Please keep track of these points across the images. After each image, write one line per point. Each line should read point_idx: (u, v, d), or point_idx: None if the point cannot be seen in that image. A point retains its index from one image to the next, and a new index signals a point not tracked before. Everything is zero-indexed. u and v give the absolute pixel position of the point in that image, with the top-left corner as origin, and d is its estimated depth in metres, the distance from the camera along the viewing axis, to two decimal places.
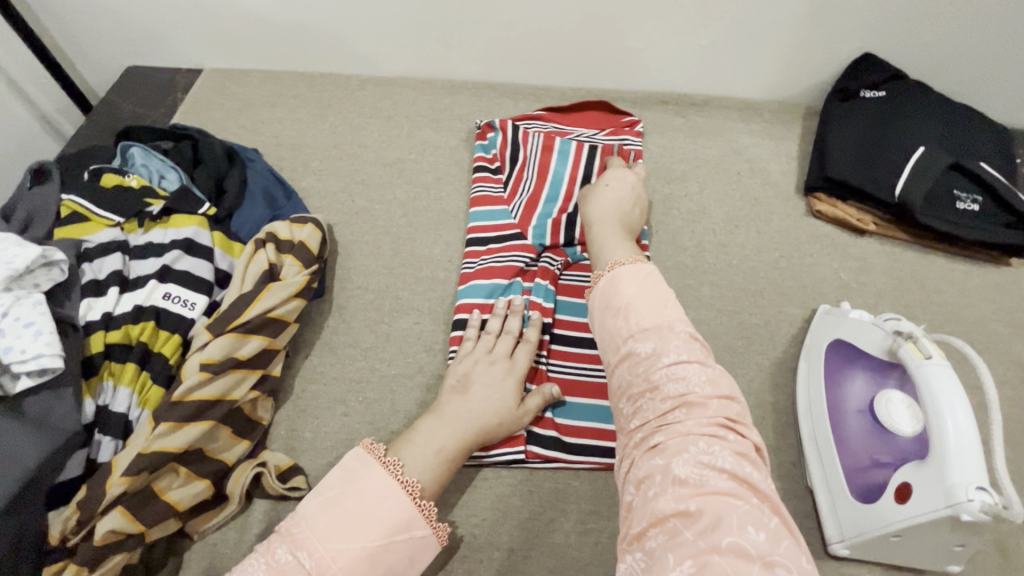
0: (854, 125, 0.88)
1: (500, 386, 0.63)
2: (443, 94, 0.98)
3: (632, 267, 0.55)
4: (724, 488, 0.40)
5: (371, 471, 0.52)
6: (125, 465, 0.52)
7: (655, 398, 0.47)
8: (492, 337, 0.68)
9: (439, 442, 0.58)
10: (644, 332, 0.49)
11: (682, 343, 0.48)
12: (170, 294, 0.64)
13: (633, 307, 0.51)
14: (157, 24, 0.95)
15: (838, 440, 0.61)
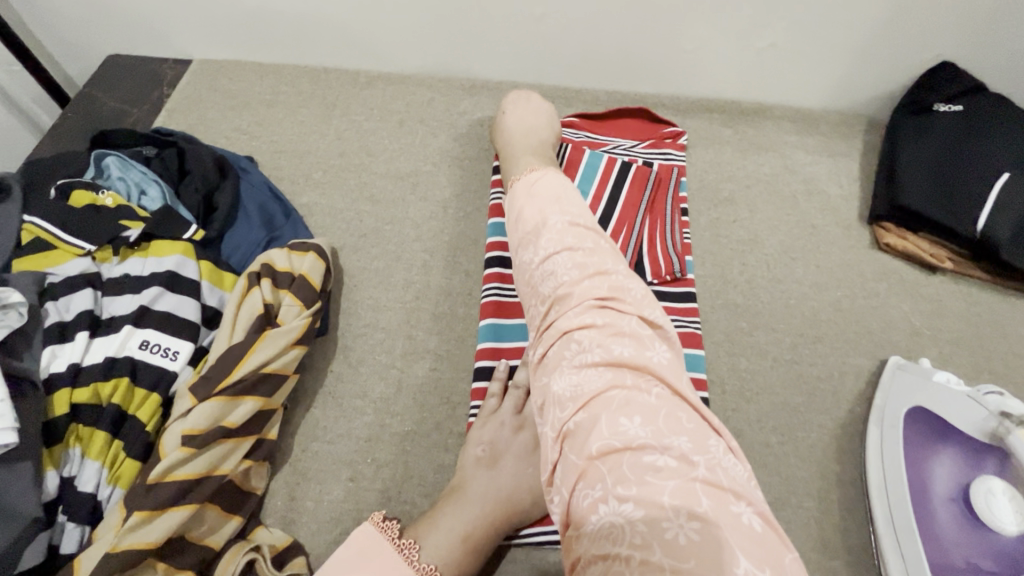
0: (927, 144, 0.77)
1: (533, 460, 0.54)
2: (462, 95, 0.87)
3: (528, 183, 0.53)
4: (599, 376, 0.38)
5: (380, 553, 0.46)
6: (90, 570, 0.43)
7: (544, 316, 0.44)
8: (522, 394, 0.59)
9: (465, 528, 0.50)
10: (530, 244, 0.47)
11: (557, 245, 0.46)
12: (148, 342, 0.55)
13: (523, 229, 0.49)
14: (139, 8, 0.84)
15: (920, 529, 0.53)
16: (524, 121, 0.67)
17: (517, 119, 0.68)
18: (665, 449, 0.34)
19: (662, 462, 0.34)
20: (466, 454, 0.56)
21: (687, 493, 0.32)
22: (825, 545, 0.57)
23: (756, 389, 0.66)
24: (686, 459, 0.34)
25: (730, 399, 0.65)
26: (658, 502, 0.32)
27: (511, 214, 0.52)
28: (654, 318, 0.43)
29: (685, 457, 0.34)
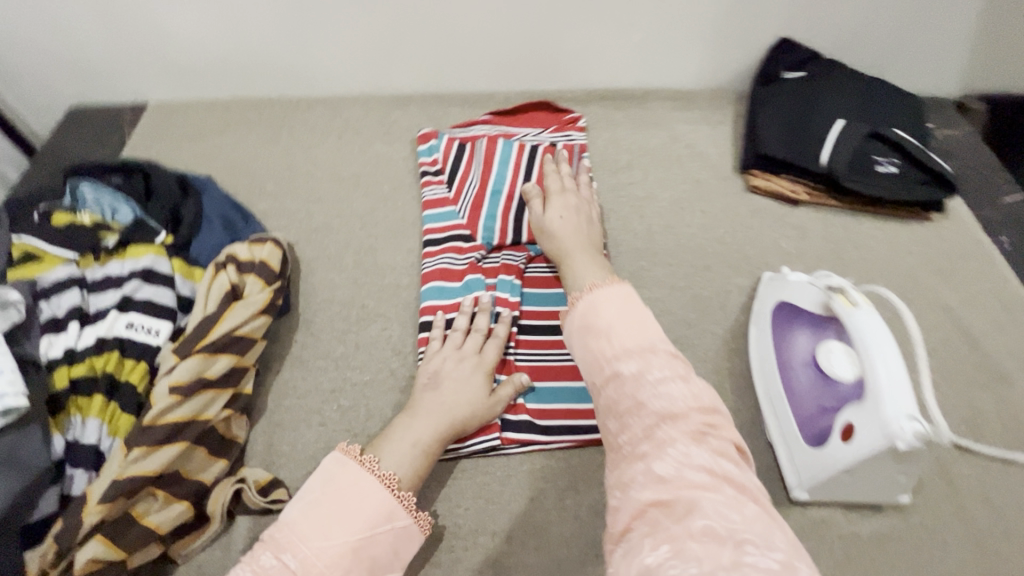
0: (778, 105, 0.94)
1: (471, 381, 0.66)
2: (392, 108, 1.00)
3: (608, 291, 0.53)
4: (700, 469, 0.39)
5: (347, 467, 0.52)
6: (101, 493, 0.52)
7: (629, 389, 0.45)
8: (459, 335, 0.71)
9: (416, 436, 0.60)
10: (631, 353, 0.47)
11: (665, 361, 0.46)
12: (132, 323, 0.65)
13: (612, 331, 0.49)
14: (102, 60, 0.96)
15: (784, 391, 0.66)
16: (574, 229, 0.74)
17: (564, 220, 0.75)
18: (767, 549, 0.35)
19: (763, 563, 0.34)
20: (416, 386, 0.67)
21: None
22: None
23: (658, 312, 0.79)
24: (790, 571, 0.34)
25: None
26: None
27: (586, 321, 0.51)
28: (741, 445, 0.44)
29: (784, 562, 0.34)
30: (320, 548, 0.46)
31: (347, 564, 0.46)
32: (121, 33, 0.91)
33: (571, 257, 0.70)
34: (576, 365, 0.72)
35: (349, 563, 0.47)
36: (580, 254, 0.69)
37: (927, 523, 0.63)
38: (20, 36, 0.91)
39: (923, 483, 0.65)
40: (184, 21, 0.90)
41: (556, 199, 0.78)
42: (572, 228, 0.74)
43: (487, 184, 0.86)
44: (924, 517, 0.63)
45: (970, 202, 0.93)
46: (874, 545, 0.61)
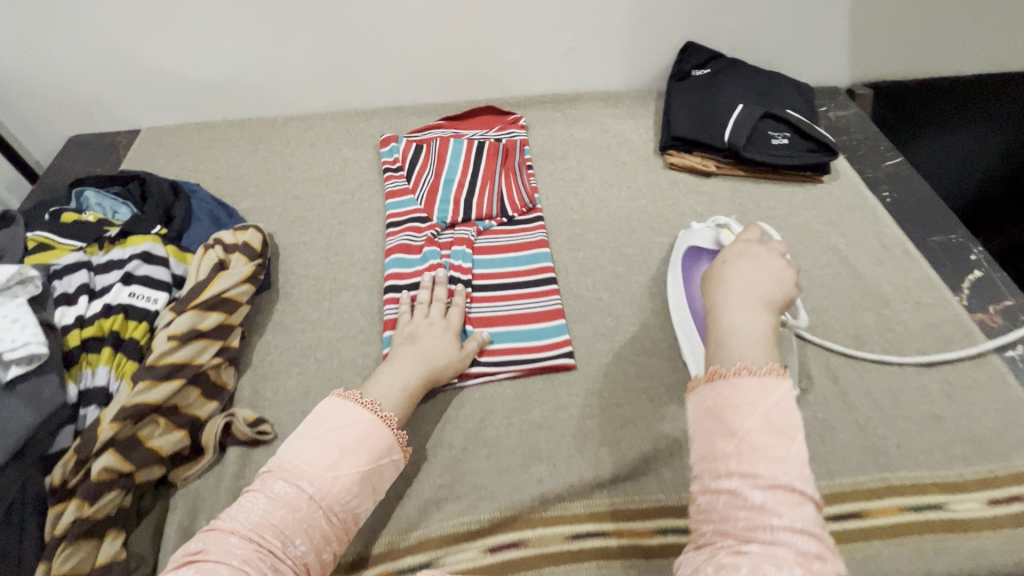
0: (687, 96, 1.10)
1: (444, 337, 0.76)
2: (357, 120, 1.15)
3: (762, 379, 0.48)
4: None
5: (348, 409, 0.60)
6: (113, 415, 0.62)
7: (744, 513, 0.43)
8: (425, 303, 0.80)
9: (404, 381, 0.68)
10: (758, 476, 0.44)
11: (802, 507, 0.44)
12: (134, 293, 0.76)
13: (745, 433, 0.46)
14: (101, 93, 1.10)
15: (694, 316, 0.78)
16: (749, 275, 0.55)
17: (744, 263, 0.57)
18: None
19: None
20: (394, 345, 0.75)
21: None
22: (646, 350, 0.81)
23: (591, 268, 0.92)
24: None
25: (573, 277, 0.90)
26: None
27: (723, 395, 0.48)
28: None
29: None
30: (333, 477, 0.55)
31: (356, 489, 0.56)
32: (116, 68, 1.06)
33: (724, 292, 0.55)
34: (520, 313, 0.84)
35: (358, 488, 0.57)
36: (745, 288, 0.54)
37: (818, 416, 0.74)
38: (29, 74, 1.05)
39: (814, 384, 0.77)
40: (173, 55, 1.04)
41: (740, 242, 0.60)
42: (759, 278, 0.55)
43: (441, 175, 1.00)
44: (816, 411, 0.75)
45: (858, 167, 1.08)
46: None
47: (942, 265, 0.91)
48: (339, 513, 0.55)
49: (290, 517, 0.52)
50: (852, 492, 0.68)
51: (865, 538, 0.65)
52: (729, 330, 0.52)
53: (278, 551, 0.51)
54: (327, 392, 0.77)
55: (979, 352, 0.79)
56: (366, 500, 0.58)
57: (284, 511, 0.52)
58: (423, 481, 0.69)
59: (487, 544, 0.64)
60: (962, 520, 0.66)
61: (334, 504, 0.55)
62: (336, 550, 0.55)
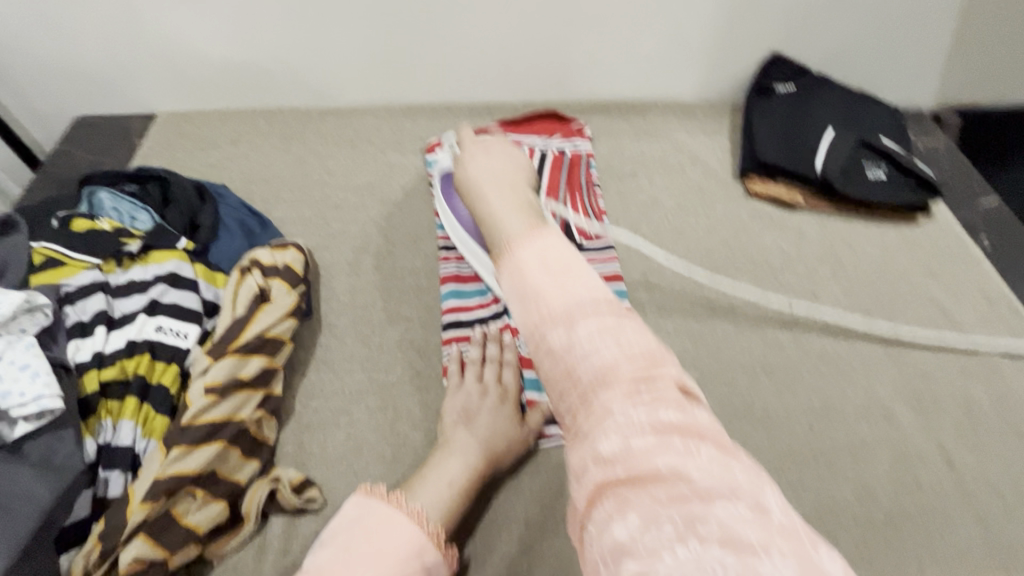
0: (771, 114, 0.99)
1: (500, 413, 0.65)
2: (402, 118, 1.03)
3: (530, 243, 0.46)
4: (671, 454, 0.34)
5: (371, 508, 0.54)
6: (144, 491, 0.53)
7: (556, 359, 0.40)
8: (476, 364, 0.70)
9: (451, 475, 0.59)
10: (558, 316, 0.41)
11: (586, 309, 0.41)
12: (161, 326, 0.65)
13: (531, 288, 0.43)
14: (111, 70, 0.96)
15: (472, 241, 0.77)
16: (485, 167, 0.60)
17: (484, 167, 0.60)
18: (737, 498, 0.31)
19: (737, 514, 0.31)
20: (446, 424, 0.65)
21: (771, 551, 0.29)
22: (735, 414, 0.73)
23: (670, 311, 0.83)
24: (760, 514, 0.31)
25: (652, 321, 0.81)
26: (750, 559, 0.28)
27: (511, 285, 0.45)
28: (686, 387, 0.39)
29: (759, 510, 0.31)
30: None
31: None
32: (134, 42, 0.93)
33: (481, 200, 0.56)
34: None
35: None
36: (495, 189, 0.57)
37: (933, 504, 0.66)
38: (29, 41, 0.92)
39: (928, 463, 0.69)
40: (200, 30, 0.92)
41: (468, 153, 0.64)
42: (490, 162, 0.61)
43: None
44: (932, 498, 0.67)
45: (951, 208, 0.99)
46: (887, 524, 0.65)
47: None
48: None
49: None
50: None
51: None
52: (496, 220, 0.53)
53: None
54: (382, 450, 0.67)
55: None
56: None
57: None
58: (496, 561, 0.60)
59: None
60: None
61: None
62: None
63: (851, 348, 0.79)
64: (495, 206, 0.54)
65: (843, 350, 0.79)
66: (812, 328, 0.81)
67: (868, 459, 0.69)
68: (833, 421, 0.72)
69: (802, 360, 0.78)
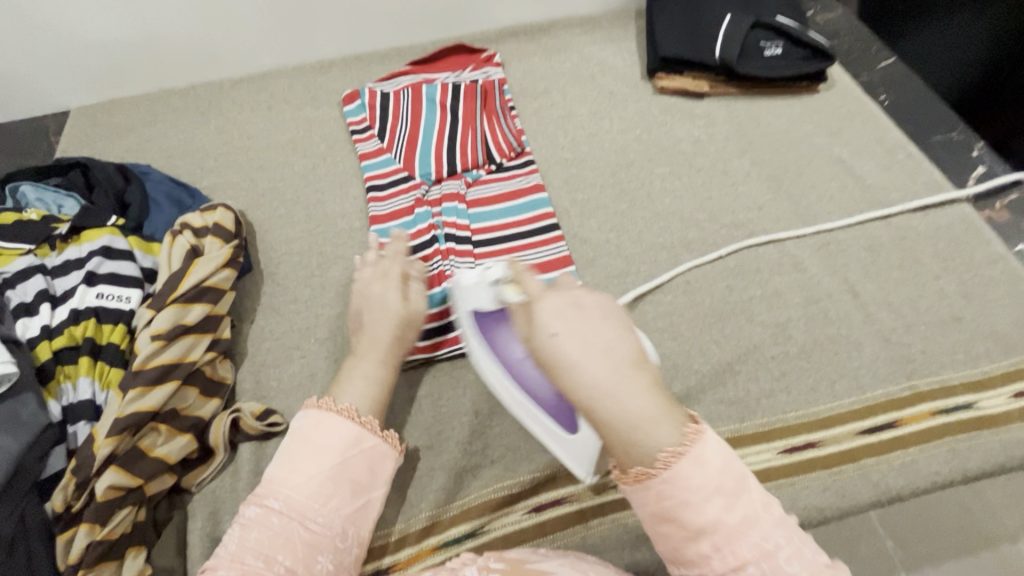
0: (671, 12, 1.01)
1: (386, 299, 0.68)
2: (315, 75, 1.04)
3: (693, 459, 0.40)
4: None
5: (314, 417, 0.57)
6: (107, 429, 0.57)
7: None
8: (370, 270, 0.72)
9: (363, 370, 0.63)
10: (745, 554, 0.39)
11: (777, 540, 0.40)
12: (102, 294, 0.68)
13: (709, 525, 0.40)
14: (10, 70, 0.94)
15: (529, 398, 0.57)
16: (589, 337, 0.42)
17: (583, 344, 0.42)
18: None
19: None
20: (351, 329, 0.69)
21: None
22: (660, 288, 0.78)
23: (594, 210, 0.87)
24: None
25: (576, 220, 0.85)
26: None
27: (663, 506, 0.41)
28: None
29: None
30: (299, 487, 0.53)
31: (328, 490, 0.54)
32: (25, 39, 0.91)
33: (578, 375, 0.41)
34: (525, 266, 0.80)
35: (331, 489, 0.54)
36: (598, 360, 0.42)
37: (842, 332, 0.73)
38: None
39: (835, 300, 0.76)
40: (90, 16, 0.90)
41: (551, 296, 0.45)
42: (584, 332, 0.42)
43: (415, 129, 0.91)
44: (841, 328, 0.73)
45: (851, 73, 1.03)
46: (802, 356, 0.72)
47: (947, 166, 0.90)
48: (317, 521, 0.52)
49: (264, 536, 0.50)
50: (883, 404, 0.68)
51: (901, 447, 0.65)
52: (628, 435, 0.41)
53: (261, 570, 0.49)
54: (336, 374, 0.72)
55: (991, 253, 0.79)
56: (346, 502, 0.55)
57: (257, 532, 0.51)
58: (452, 449, 0.66)
59: (531, 505, 0.63)
60: (989, 416, 0.67)
61: (305, 511, 0.52)
62: (329, 558, 0.52)
63: (762, 214, 0.85)
64: (602, 390, 0.41)
65: (755, 216, 0.84)
66: (725, 203, 0.86)
67: (781, 305, 0.75)
68: (749, 279, 0.78)
69: (717, 232, 0.83)
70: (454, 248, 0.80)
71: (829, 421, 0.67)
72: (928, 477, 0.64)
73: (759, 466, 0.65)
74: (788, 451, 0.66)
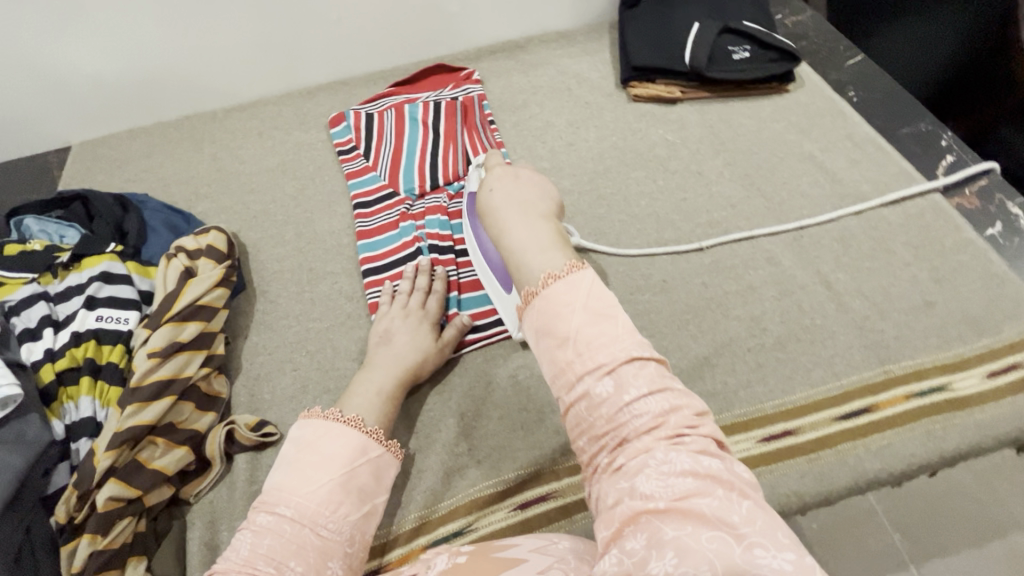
0: (641, 22, 1.04)
1: (416, 330, 0.72)
2: (303, 100, 1.08)
3: (568, 279, 0.52)
4: (681, 459, 0.44)
5: (321, 425, 0.58)
6: (107, 442, 0.59)
7: (603, 409, 0.47)
8: (405, 295, 0.76)
9: (378, 385, 0.66)
10: (602, 371, 0.48)
11: (637, 372, 0.47)
12: (102, 316, 0.71)
13: (576, 339, 0.49)
14: (14, 109, 0.99)
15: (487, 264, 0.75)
16: (514, 195, 0.62)
17: (509, 193, 0.62)
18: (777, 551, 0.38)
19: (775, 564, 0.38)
20: (370, 343, 0.73)
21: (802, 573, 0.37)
22: (638, 287, 0.81)
23: (573, 215, 0.89)
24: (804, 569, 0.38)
25: None
26: None
27: (546, 325, 0.50)
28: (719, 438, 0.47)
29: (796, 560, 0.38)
30: (310, 495, 0.53)
31: (339, 498, 0.54)
32: (27, 80, 0.96)
33: (500, 218, 0.60)
34: None
35: (342, 497, 0.55)
36: (513, 215, 0.60)
37: (816, 322, 0.75)
38: None
39: (808, 291, 0.78)
40: (87, 56, 0.95)
41: (499, 168, 0.66)
42: (514, 187, 0.63)
43: (398, 147, 0.95)
44: (815, 318, 0.75)
45: (820, 72, 1.06)
46: (778, 347, 0.73)
47: (916, 157, 0.92)
48: (327, 527, 0.53)
49: (276, 542, 0.51)
50: (859, 389, 0.70)
51: (877, 430, 0.67)
52: (521, 254, 0.56)
53: None
54: (326, 384, 0.74)
55: (962, 238, 0.81)
56: (355, 509, 0.55)
57: (269, 539, 0.51)
58: (439, 451, 0.68)
59: (516, 502, 0.65)
60: (963, 396, 0.69)
61: (317, 518, 0.53)
62: (339, 563, 0.53)
63: (736, 211, 0.87)
64: (507, 222, 0.59)
65: (728, 214, 0.87)
66: (699, 203, 0.89)
67: (756, 298, 0.78)
68: (724, 275, 0.80)
69: (693, 231, 0.86)
70: (437, 258, 0.82)
71: (806, 408, 0.69)
72: (904, 459, 0.65)
73: (739, 454, 0.67)
74: (767, 439, 0.67)
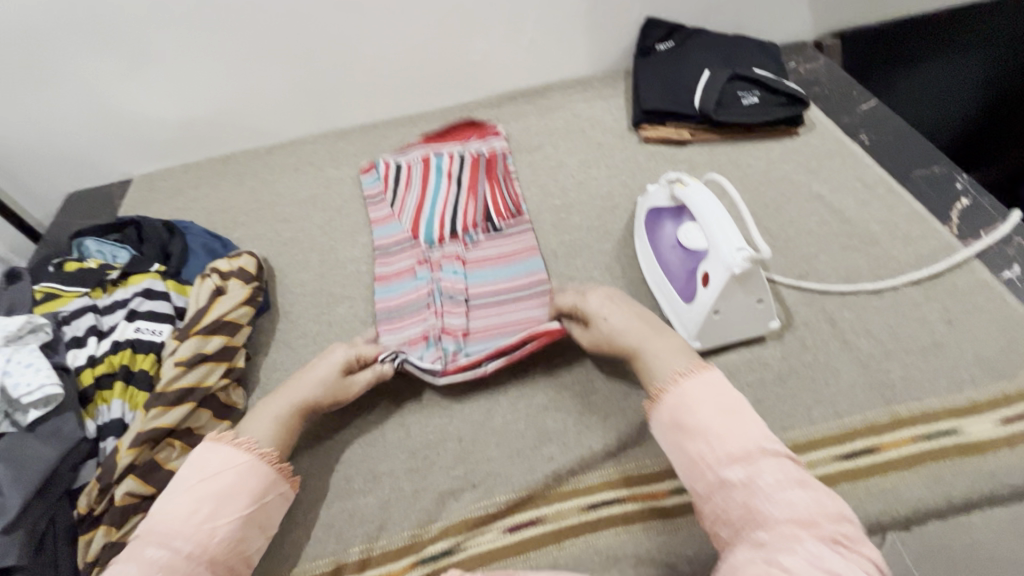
0: (653, 69, 1.09)
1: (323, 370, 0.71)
2: (337, 139, 1.18)
3: (698, 377, 0.57)
4: (827, 557, 0.43)
5: (220, 455, 0.58)
6: (130, 441, 0.65)
7: (739, 491, 0.49)
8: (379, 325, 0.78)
9: (274, 410, 0.66)
10: (735, 459, 0.51)
11: (775, 464, 0.50)
12: (139, 328, 0.78)
13: (708, 428, 0.53)
14: (89, 145, 1.13)
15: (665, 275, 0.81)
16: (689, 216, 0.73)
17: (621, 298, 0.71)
18: None
19: None
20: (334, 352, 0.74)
21: None
22: None
23: (580, 250, 0.93)
24: None
25: (562, 260, 0.92)
26: None
27: (677, 414, 0.56)
28: (879, 561, 0.45)
29: None
30: (202, 532, 0.54)
31: (233, 538, 0.55)
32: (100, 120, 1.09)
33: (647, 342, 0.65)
34: (514, 301, 0.85)
35: (245, 530, 0.57)
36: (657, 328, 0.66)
37: (820, 360, 0.74)
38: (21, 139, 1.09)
39: (811, 328, 0.77)
40: (153, 101, 1.08)
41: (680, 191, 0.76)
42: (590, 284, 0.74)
43: (420, 182, 1.01)
44: (817, 356, 0.75)
45: (832, 116, 1.08)
46: (778, 383, 0.73)
47: (930, 200, 0.91)
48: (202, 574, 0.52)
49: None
50: (862, 429, 0.68)
51: (881, 471, 0.65)
52: (653, 359, 0.63)
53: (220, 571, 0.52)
54: None
55: (974, 281, 0.79)
56: (254, 537, 0.58)
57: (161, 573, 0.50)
58: (435, 471, 0.70)
59: (507, 524, 0.66)
60: (974, 443, 0.66)
61: (216, 555, 0.54)
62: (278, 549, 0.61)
63: None
64: (642, 336, 0.66)
65: None
66: None
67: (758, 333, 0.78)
68: None
69: None
70: (447, 284, 0.86)
71: (806, 445, 0.68)
72: (908, 504, 0.63)
73: None
74: None
